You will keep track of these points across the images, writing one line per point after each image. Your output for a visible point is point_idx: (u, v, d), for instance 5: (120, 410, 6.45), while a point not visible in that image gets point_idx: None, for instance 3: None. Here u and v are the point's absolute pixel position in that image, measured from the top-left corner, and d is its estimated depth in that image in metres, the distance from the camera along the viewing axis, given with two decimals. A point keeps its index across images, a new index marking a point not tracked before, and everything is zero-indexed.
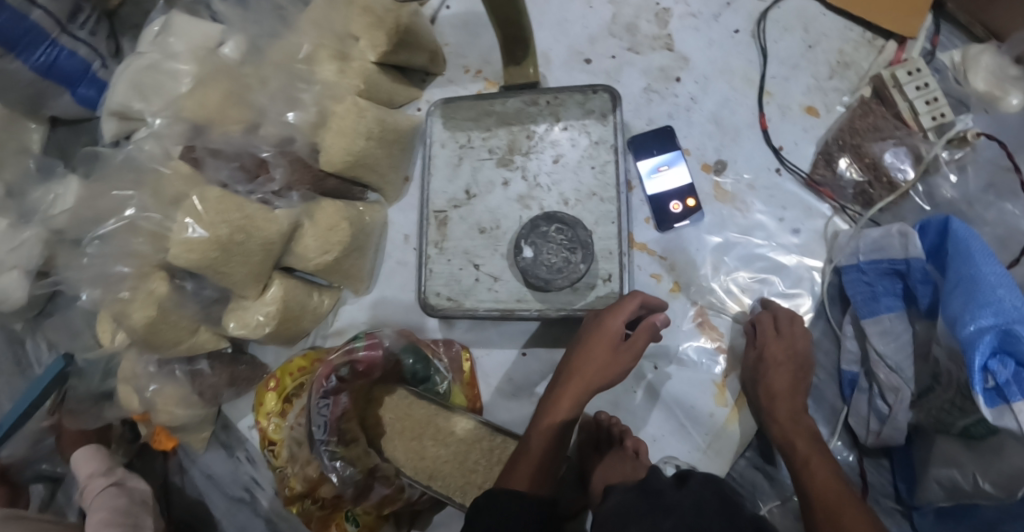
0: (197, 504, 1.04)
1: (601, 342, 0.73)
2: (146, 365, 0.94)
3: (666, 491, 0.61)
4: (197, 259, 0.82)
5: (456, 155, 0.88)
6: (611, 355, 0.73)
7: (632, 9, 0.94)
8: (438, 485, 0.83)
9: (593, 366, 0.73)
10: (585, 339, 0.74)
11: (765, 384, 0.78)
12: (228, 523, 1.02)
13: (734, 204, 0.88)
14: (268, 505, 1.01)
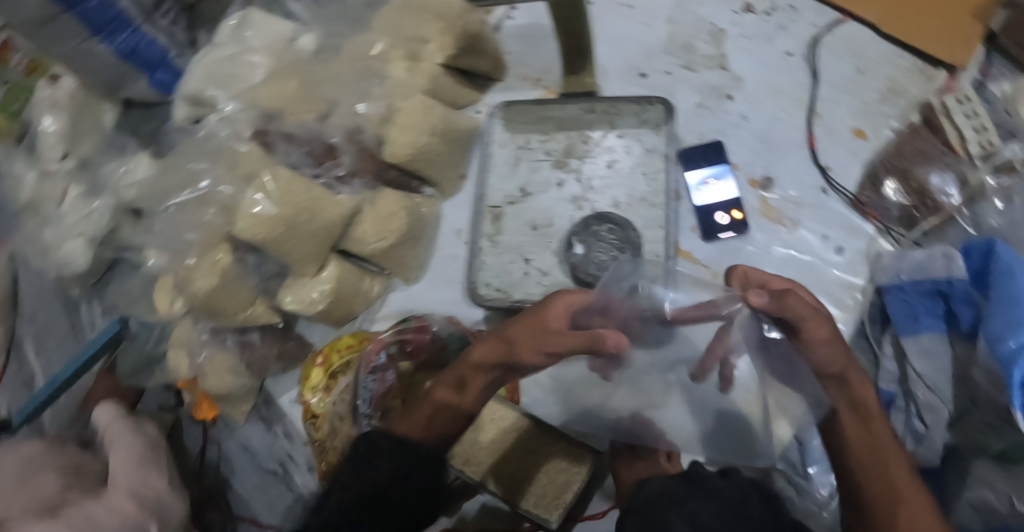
0: (230, 473, 1.09)
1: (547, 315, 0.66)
2: (200, 333, 0.98)
3: (710, 479, 0.66)
4: (264, 236, 0.86)
5: (514, 156, 0.91)
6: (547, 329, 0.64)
7: (688, 29, 0.98)
8: (472, 470, 0.86)
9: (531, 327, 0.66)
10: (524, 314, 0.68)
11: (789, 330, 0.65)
12: (260, 495, 1.07)
13: (781, 221, 0.91)
14: (302, 481, 1.05)
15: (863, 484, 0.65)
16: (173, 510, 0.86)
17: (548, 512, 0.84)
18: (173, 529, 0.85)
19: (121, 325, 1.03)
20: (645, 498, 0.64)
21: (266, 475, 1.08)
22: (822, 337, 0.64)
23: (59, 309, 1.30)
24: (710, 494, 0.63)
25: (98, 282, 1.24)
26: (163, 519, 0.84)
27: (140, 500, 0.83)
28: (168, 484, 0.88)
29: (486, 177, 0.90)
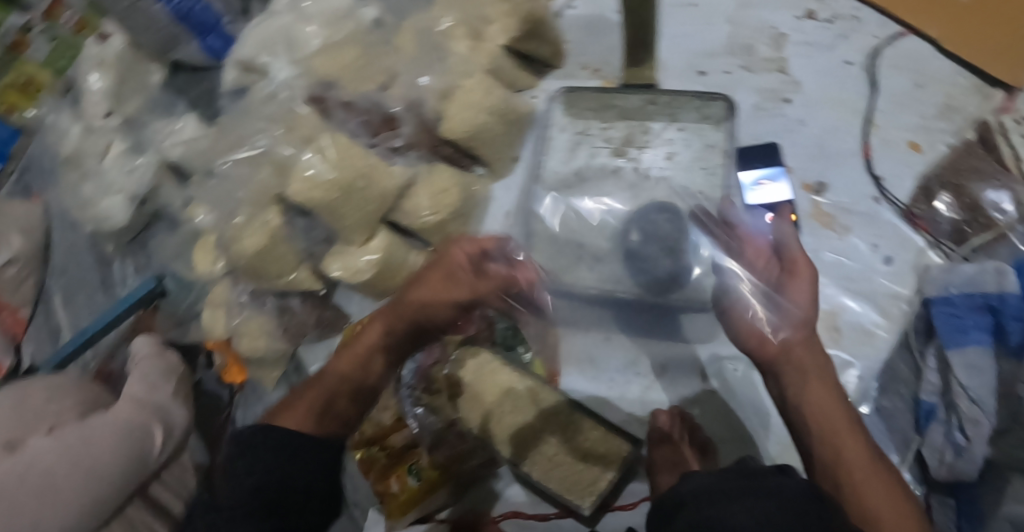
0: None
1: (440, 269, 0.76)
2: (239, 295, 1.00)
3: (766, 475, 0.63)
4: (318, 199, 0.87)
5: (574, 140, 0.91)
6: (447, 282, 0.75)
7: (750, 31, 0.99)
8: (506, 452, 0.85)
9: (430, 286, 0.75)
10: (426, 269, 0.77)
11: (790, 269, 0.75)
12: None
13: (832, 227, 0.92)
14: None
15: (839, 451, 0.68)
16: (175, 416, 0.93)
17: (581, 497, 0.84)
18: (175, 434, 0.92)
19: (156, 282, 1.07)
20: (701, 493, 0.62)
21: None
22: (803, 277, 0.74)
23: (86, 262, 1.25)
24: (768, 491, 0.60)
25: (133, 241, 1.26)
26: (166, 423, 0.92)
27: (141, 403, 0.90)
28: (173, 401, 0.95)
29: (545, 160, 0.91)
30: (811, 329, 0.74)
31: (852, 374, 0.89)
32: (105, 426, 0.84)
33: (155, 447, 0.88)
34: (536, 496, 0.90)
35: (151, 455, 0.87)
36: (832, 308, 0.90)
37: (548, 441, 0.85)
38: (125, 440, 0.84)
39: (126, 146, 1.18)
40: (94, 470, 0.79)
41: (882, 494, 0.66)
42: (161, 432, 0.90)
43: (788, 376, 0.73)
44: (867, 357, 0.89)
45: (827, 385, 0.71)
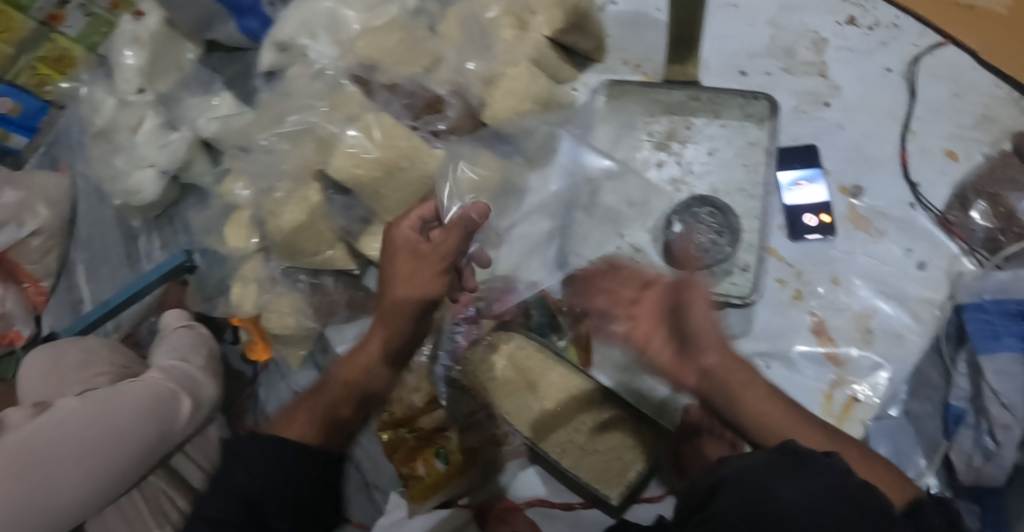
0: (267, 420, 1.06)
1: (403, 251, 0.76)
2: (271, 270, 1.02)
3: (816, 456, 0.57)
4: (362, 176, 0.87)
5: (617, 133, 0.93)
6: (414, 260, 0.75)
7: (792, 35, 1.00)
8: (539, 439, 0.85)
9: (401, 268, 0.75)
10: (387, 256, 0.77)
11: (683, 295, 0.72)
12: None
13: (868, 230, 0.93)
14: None
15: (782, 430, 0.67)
16: (206, 392, 0.89)
17: (609, 488, 0.83)
18: (205, 408, 0.88)
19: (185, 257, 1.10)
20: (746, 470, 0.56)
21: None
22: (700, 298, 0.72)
23: (115, 240, 1.31)
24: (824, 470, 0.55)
25: (160, 217, 1.29)
26: (196, 395, 0.88)
27: (171, 374, 0.87)
28: (206, 375, 0.92)
29: (588, 149, 0.91)
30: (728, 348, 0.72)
31: (883, 376, 0.89)
32: (129, 396, 0.79)
33: (181, 418, 0.83)
34: (561, 485, 0.90)
35: (175, 428, 0.82)
36: (865, 309, 0.91)
37: (579, 431, 0.85)
38: (148, 413, 0.79)
39: (159, 121, 1.19)
40: (111, 447, 0.74)
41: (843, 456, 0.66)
42: (189, 404, 0.85)
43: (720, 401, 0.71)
44: (898, 361, 0.90)
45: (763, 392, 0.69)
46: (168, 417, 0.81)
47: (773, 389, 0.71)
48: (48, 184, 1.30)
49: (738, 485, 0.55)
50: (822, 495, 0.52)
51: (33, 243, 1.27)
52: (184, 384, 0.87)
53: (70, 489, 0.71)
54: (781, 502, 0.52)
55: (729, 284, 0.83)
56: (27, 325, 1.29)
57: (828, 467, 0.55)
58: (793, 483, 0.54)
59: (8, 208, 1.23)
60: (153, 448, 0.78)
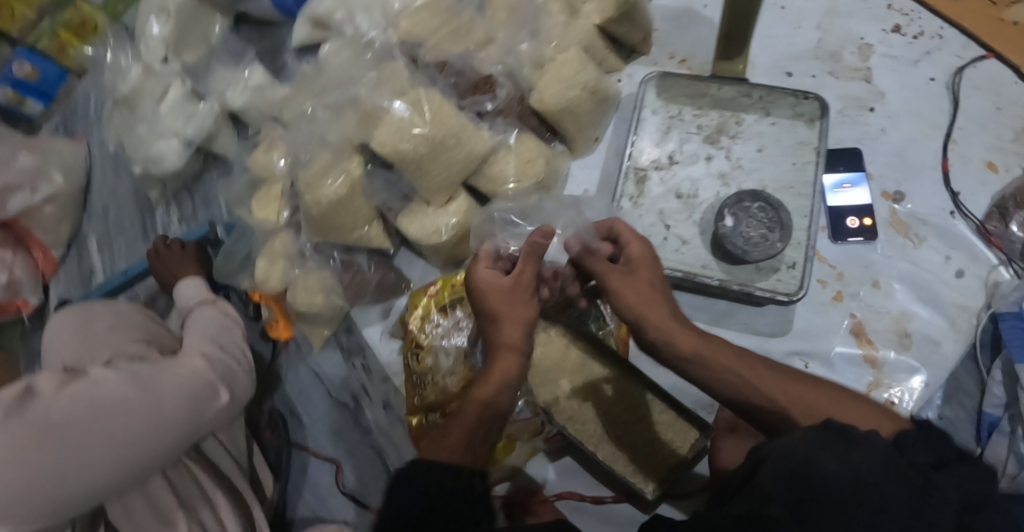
0: (294, 402, 1.08)
1: (496, 289, 0.72)
2: (301, 246, 0.98)
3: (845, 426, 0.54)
4: (408, 152, 0.84)
5: (665, 123, 0.93)
6: (513, 291, 0.72)
7: (837, 39, 1.00)
8: (573, 427, 0.87)
9: (502, 301, 0.72)
10: (484, 297, 0.72)
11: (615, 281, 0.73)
12: (326, 423, 1.07)
13: (907, 236, 0.94)
14: (371, 418, 1.06)
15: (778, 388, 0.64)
16: (240, 386, 0.86)
17: (644, 481, 0.85)
18: (236, 400, 0.85)
19: (209, 229, 1.13)
20: (781, 447, 0.53)
21: (335, 405, 1.08)
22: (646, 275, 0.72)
23: (131, 212, 1.27)
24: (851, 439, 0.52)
25: (179, 189, 1.24)
26: (229, 385, 0.84)
27: (212, 362, 0.84)
28: (244, 370, 0.88)
29: (636, 139, 0.93)
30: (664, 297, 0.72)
31: (918, 381, 0.89)
32: (167, 384, 0.75)
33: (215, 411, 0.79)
34: (593, 479, 0.91)
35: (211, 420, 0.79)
36: (902, 313, 0.92)
37: (614, 424, 0.87)
38: (185, 400, 0.75)
39: (185, 90, 1.13)
40: (142, 435, 0.70)
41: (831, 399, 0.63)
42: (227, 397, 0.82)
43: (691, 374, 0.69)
44: (935, 366, 0.90)
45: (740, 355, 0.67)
46: (202, 406, 0.77)
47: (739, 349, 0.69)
48: (63, 151, 1.26)
49: (777, 461, 0.52)
50: (862, 465, 0.50)
51: (45, 211, 1.22)
52: (222, 376, 0.83)
53: (98, 474, 0.67)
54: (820, 475, 0.49)
55: (776, 280, 0.84)
56: (34, 295, 1.26)
57: (863, 437, 0.52)
58: (832, 454, 0.50)
59: (24, 173, 1.19)
60: (184, 439, 0.75)
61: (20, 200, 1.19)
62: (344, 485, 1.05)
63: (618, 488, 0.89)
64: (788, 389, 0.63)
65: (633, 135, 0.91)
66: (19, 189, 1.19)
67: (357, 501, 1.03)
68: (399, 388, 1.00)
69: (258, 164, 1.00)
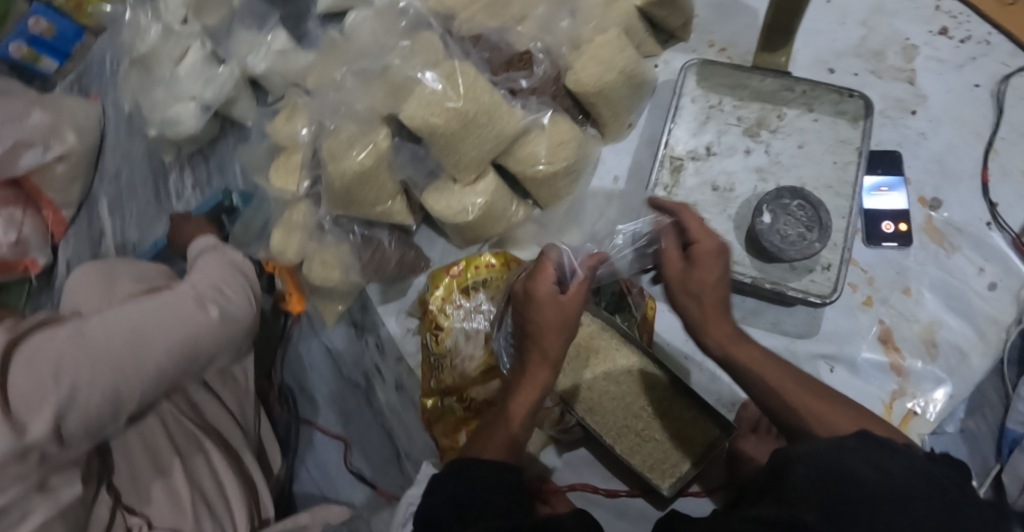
0: (305, 374, 1.09)
1: (548, 303, 0.75)
2: (321, 219, 0.95)
3: (887, 441, 0.54)
4: (438, 126, 0.80)
5: (704, 113, 0.94)
6: (560, 306, 0.75)
7: (882, 38, 0.97)
8: (595, 420, 0.88)
9: (552, 316, 0.74)
10: (535, 309, 0.75)
11: (689, 282, 0.76)
12: (337, 400, 1.06)
13: (942, 244, 0.92)
14: (382, 398, 1.05)
15: (800, 400, 0.67)
16: (237, 308, 0.80)
17: (661, 477, 0.85)
18: (237, 322, 0.79)
19: (224, 196, 1.07)
20: (814, 451, 0.53)
21: (347, 384, 1.07)
22: (708, 276, 0.75)
23: (144, 174, 1.24)
24: (893, 453, 0.52)
25: (194, 153, 1.22)
26: (228, 307, 0.79)
27: (205, 287, 0.80)
28: (245, 296, 0.83)
29: (673, 128, 0.94)
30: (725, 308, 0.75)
31: (942, 392, 0.88)
32: (149, 313, 0.71)
33: (207, 330, 0.74)
34: (607, 471, 0.93)
35: (197, 341, 0.74)
36: (931, 322, 0.90)
37: (635, 420, 0.87)
38: (167, 319, 0.72)
39: (204, 54, 1.08)
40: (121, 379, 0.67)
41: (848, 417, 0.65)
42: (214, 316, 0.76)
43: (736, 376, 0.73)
44: (961, 378, 0.88)
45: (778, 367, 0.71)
46: (189, 325, 0.73)
47: (772, 354, 0.73)
48: (78, 110, 1.22)
49: (809, 463, 0.51)
50: (898, 473, 0.49)
51: (56, 169, 1.20)
52: (208, 295, 0.78)
53: (85, 416, 0.65)
54: (856, 479, 0.49)
55: (809, 281, 0.86)
56: (44, 254, 1.25)
57: (903, 451, 0.52)
58: (864, 460, 0.50)
59: (38, 130, 1.14)
60: (173, 369, 0.71)
61: (31, 156, 1.15)
62: (352, 465, 1.05)
63: (633, 482, 0.92)
64: (811, 405, 0.66)
65: (670, 123, 0.92)
66: (32, 145, 1.14)
67: (365, 481, 1.04)
68: (413, 369, 1.02)
69: (279, 131, 0.97)
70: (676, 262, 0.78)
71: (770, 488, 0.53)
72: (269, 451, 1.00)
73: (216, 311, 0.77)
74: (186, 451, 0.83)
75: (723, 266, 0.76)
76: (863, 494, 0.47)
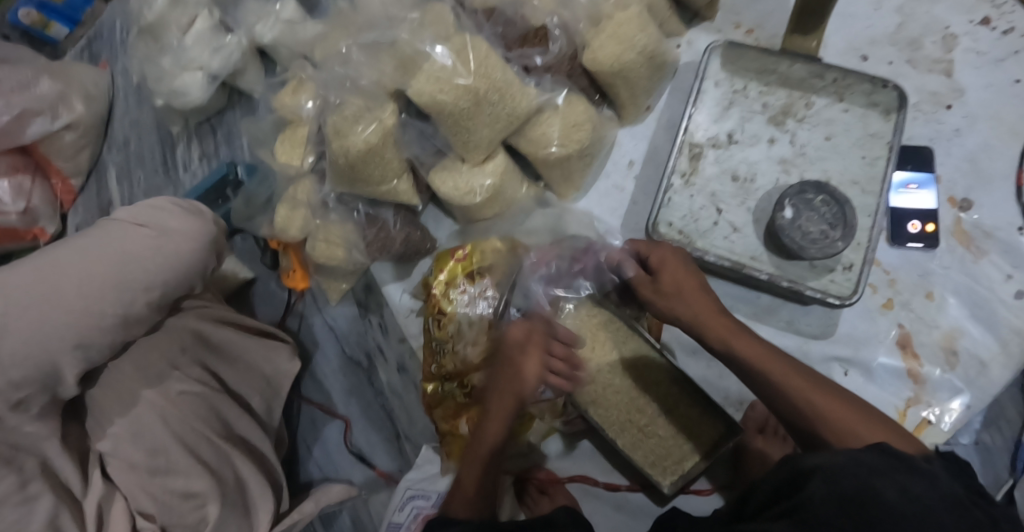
0: (312, 348, 1.09)
1: (523, 349, 0.72)
2: (325, 197, 0.93)
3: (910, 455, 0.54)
4: (447, 103, 0.77)
5: (728, 98, 0.90)
6: (528, 348, 0.73)
7: (919, 25, 0.92)
8: (598, 413, 0.85)
9: (511, 361, 0.72)
10: (509, 352, 0.73)
11: (665, 290, 0.74)
12: (342, 378, 1.07)
13: (969, 248, 0.88)
14: (385, 379, 1.04)
15: (802, 395, 0.64)
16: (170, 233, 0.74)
17: (662, 474, 0.83)
18: (166, 247, 0.72)
19: (229, 169, 1.05)
20: (830, 467, 0.52)
21: (349, 362, 1.07)
22: (686, 287, 0.73)
23: (152, 143, 1.22)
24: (920, 471, 0.52)
25: (202, 124, 1.19)
26: (165, 236, 0.73)
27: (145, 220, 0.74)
28: (189, 228, 0.75)
29: (694, 113, 0.90)
30: (721, 314, 0.72)
31: (959, 403, 0.84)
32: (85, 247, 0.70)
33: (117, 244, 0.71)
34: (607, 464, 0.90)
35: (124, 271, 0.70)
36: (953, 329, 0.86)
37: (638, 415, 0.84)
38: (91, 245, 0.70)
39: (212, 22, 1.06)
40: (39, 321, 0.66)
41: (848, 413, 0.63)
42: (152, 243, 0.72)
43: (755, 387, 0.68)
44: (980, 389, 0.84)
45: (794, 372, 0.66)
46: (103, 250, 0.70)
47: (779, 349, 0.69)
48: (86, 78, 1.20)
49: (827, 484, 0.51)
50: (921, 497, 0.49)
51: (65, 138, 1.17)
52: (148, 217, 0.74)
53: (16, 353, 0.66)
54: (880, 507, 0.49)
55: (829, 281, 0.83)
56: (51, 223, 1.22)
57: (925, 469, 0.52)
58: (892, 481, 0.50)
59: (45, 99, 1.10)
60: (91, 299, 0.68)
61: (40, 126, 1.10)
62: (351, 444, 1.06)
63: (633, 477, 0.89)
64: (822, 407, 0.63)
65: (692, 108, 0.88)
66: (40, 114, 1.10)
67: (364, 461, 1.05)
68: (415, 351, 0.98)
69: (285, 104, 0.95)
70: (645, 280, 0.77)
71: (784, 505, 0.53)
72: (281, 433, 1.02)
73: (136, 232, 0.72)
74: (210, 458, 0.81)
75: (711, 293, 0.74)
76: (885, 515, 0.48)
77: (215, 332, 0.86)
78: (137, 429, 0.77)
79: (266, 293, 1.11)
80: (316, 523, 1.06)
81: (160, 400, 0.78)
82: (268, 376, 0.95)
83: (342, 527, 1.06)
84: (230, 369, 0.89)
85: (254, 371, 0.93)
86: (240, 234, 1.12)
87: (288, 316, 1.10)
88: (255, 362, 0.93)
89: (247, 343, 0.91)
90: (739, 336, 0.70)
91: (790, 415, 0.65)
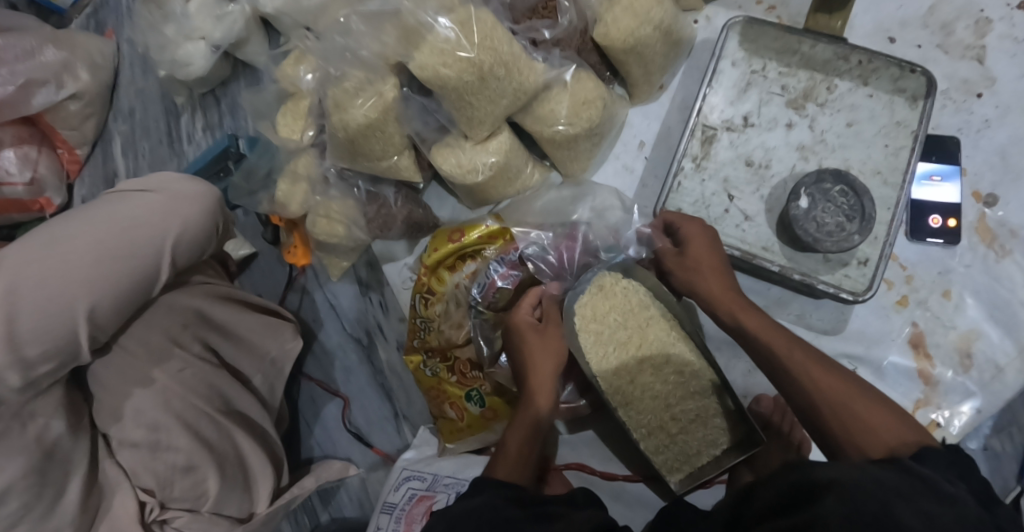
0: (313, 323, 1.07)
1: (529, 333, 0.78)
2: (327, 171, 0.91)
3: (930, 476, 0.49)
4: (449, 78, 0.74)
5: (745, 79, 0.86)
6: (540, 339, 0.78)
7: (953, 8, 0.87)
8: (630, 415, 0.81)
9: (530, 346, 0.78)
10: (522, 330, 0.79)
11: (688, 262, 0.77)
12: (338, 355, 1.05)
13: (992, 247, 0.84)
14: (384, 357, 1.03)
15: (809, 377, 0.65)
16: (183, 202, 0.73)
17: (672, 473, 0.81)
18: (178, 212, 0.72)
19: (231, 142, 1.02)
20: (846, 485, 0.48)
21: (349, 340, 1.05)
22: (709, 262, 0.76)
23: (158, 113, 1.20)
24: (939, 495, 0.47)
25: (206, 95, 1.17)
26: (175, 198, 0.73)
27: (150, 185, 0.75)
28: (194, 198, 0.75)
29: (709, 93, 0.86)
30: (743, 299, 0.74)
31: (970, 406, 0.81)
32: (94, 212, 0.69)
33: (128, 204, 0.71)
34: (607, 453, 0.89)
35: (132, 232, 0.68)
36: (970, 331, 0.82)
37: (671, 422, 0.81)
38: (100, 210, 0.70)
39: None
40: (53, 287, 0.62)
41: (860, 402, 0.62)
42: (157, 202, 0.72)
43: (785, 382, 0.67)
44: (994, 393, 0.81)
45: (823, 367, 0.65)
46: (113, 212, 0.70)
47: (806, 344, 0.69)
48: (91, 46, 1.17)
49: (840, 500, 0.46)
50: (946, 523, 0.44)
51: (70, 108, 1.15)
52: (154, 184, 0.74)
53: (28, 331, 0.61)
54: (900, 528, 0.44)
55: (843, 276, 0.80)
56: (57, 195, 1.21)
57: (949, 494, 0.47)
58: (912, 508, 0.45)
59: (50, 67, 1.08)
60: (104, 261, 0.65)
61: (44, 96, 1.08)
62: (350, 422, 1.05)
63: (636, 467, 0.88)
64: (854, 405, 0.61)
65: (706, 88, 0.85)
66: (45, 83, 1.08)
67: (362, 440, 1.04)
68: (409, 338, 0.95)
69: (287, 75, 0.92)
70: (668, 253, 0.80)
71: (791, 519, 0.49)
72: (282, 411, 1.00)
73: (144, 197, 0.72)
74: (206, 430, 0.78)
75: (730, 283, 0.76)
76: None
77: (218, 309, 0.83)
78: (138, 407, 0.73)
79: (268, 266, 1.09)
80: (315, 498, 1.06)
81: (172, 385, 0.75)
82: (273, 356, 0.94)
83: (341, 504, 1.05)
84: (233, 347, 0.87)
85: (258, 351, 0.91)
86: (242, 209, 1.10)
87: (289, 291, 1.08)
88: (259, 341, 0.91)
89: (249, 323, 0.89)
90: (771, 325, 0.71)
91: (805, 398, 0.64)
